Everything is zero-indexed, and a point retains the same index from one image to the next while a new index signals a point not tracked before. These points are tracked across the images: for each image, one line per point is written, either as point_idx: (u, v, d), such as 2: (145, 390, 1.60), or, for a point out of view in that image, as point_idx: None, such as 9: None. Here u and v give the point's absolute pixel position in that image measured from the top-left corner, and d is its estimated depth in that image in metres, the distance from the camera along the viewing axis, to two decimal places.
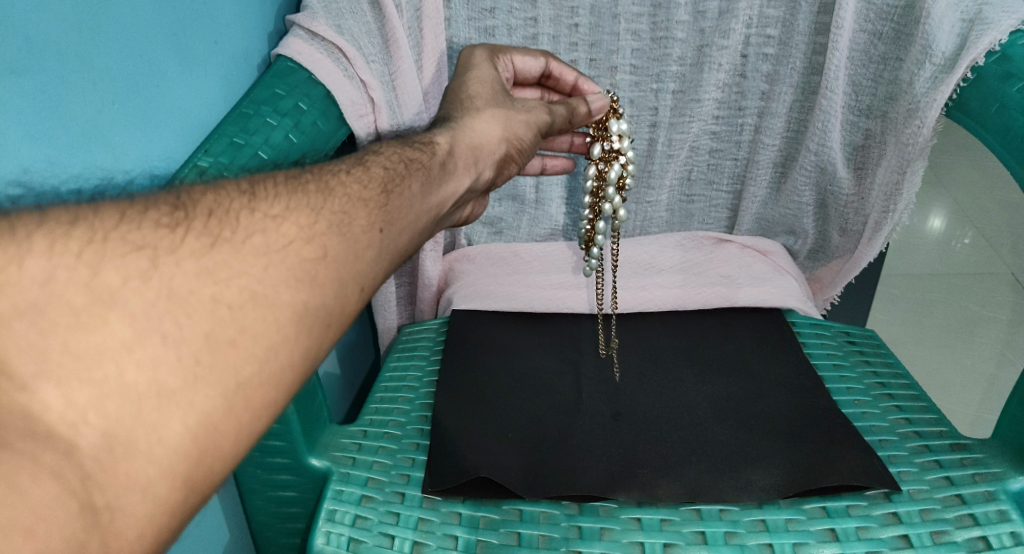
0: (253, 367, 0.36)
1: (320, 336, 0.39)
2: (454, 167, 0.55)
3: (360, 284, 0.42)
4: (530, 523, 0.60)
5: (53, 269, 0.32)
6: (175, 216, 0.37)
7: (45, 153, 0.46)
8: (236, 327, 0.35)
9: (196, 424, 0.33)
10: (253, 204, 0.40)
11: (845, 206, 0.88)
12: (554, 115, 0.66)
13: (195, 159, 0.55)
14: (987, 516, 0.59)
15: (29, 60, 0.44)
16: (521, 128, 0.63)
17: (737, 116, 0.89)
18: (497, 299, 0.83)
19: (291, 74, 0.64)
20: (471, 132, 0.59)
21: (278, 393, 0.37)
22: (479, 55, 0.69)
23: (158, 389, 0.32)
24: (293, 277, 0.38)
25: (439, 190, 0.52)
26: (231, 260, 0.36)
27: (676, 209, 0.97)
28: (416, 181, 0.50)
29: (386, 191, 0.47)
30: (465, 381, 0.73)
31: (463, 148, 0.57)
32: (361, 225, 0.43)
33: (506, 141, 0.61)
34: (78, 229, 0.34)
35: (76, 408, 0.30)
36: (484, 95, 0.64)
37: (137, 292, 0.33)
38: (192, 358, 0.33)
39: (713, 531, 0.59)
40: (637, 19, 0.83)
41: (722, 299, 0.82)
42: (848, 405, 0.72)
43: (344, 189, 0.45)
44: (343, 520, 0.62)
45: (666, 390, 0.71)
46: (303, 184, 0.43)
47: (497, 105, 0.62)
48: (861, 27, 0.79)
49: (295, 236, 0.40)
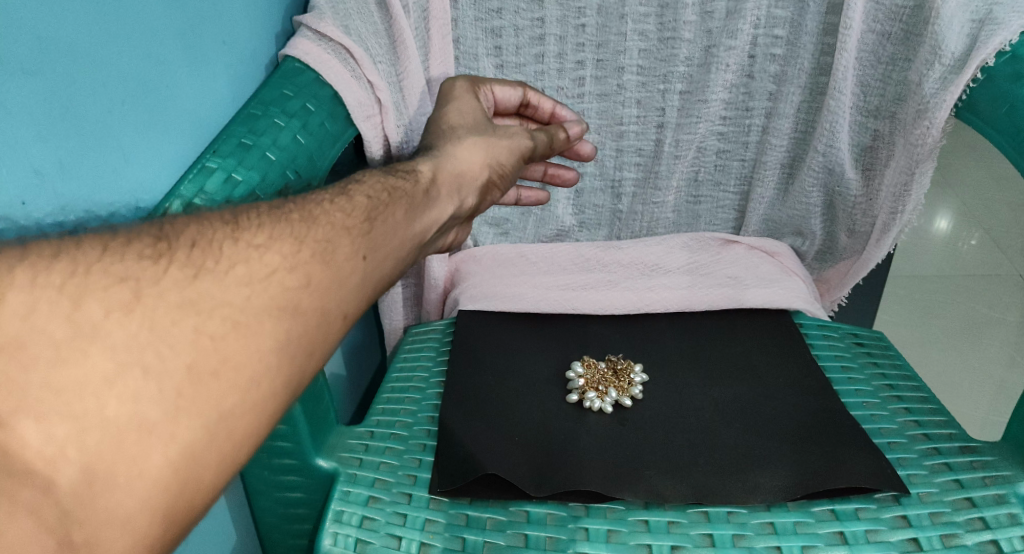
0: (236, 397, 0.36)
1: (304, 363, 0.39)
2: (437, 195, 0.55)
3: (343, 311, 0.42)
4: (538, 525, 0.60)
5: (36, 302, 0.32)
6: (157, 248, 0.37)
7: (56, 154, 0.45)
8: (219, 357, 0.35)
9: (178, 455, 0.33)
10: (237, 234, 0.40)
11: (853, 207, 0.87)
12: (536, 141, 0.67)
13: (203, 159, 0.56)
14: (998, 520, 0.59)
15: (40, 61, 0.44)
16: (503, 154, 0.63)
17: (744, 117, 0.88)
18: (503, 300, 0.83)
19: (298, 75, 0.65)
20: (458, 158, 0.59)
21: (262, 423, 0.37)
22: (461, 88, 0.69)
23: (139, 422, 0.32)
24: (276, 306, 0.38)
25: (423, 217, 0.52)
26: (214, 291, 0.37)
27: (683, 211, 0.96)
28: (400, 209, 0.50)
29: (370, 220, 0.47)
30: (472, 384, 0.73)
31: (446, 176, 0.57)
32: (344, 253, 0.43)
33: (489, 167, 0.61)
34: (60, 261, 0.34)
35: (55, 443, 0.30)
36: (465, 125, 0.64)
37: (119, 324, 0.33)
38: (174, 390, 0.34)
39: (721, 533, 0.58)
40: (644, 19, 0.83)
41: (732, 301, 0.81)
42: (857, 407, 0.71)
43: (328, 218, 0.45)
44: (350, 521, 0.62)
45: (673, 393, 0.71)
46: (287, 215, 0.44)
47: (479, 132, 0.63)
48: (870, 27, 0.78)
49: (278, 265, 0.40)
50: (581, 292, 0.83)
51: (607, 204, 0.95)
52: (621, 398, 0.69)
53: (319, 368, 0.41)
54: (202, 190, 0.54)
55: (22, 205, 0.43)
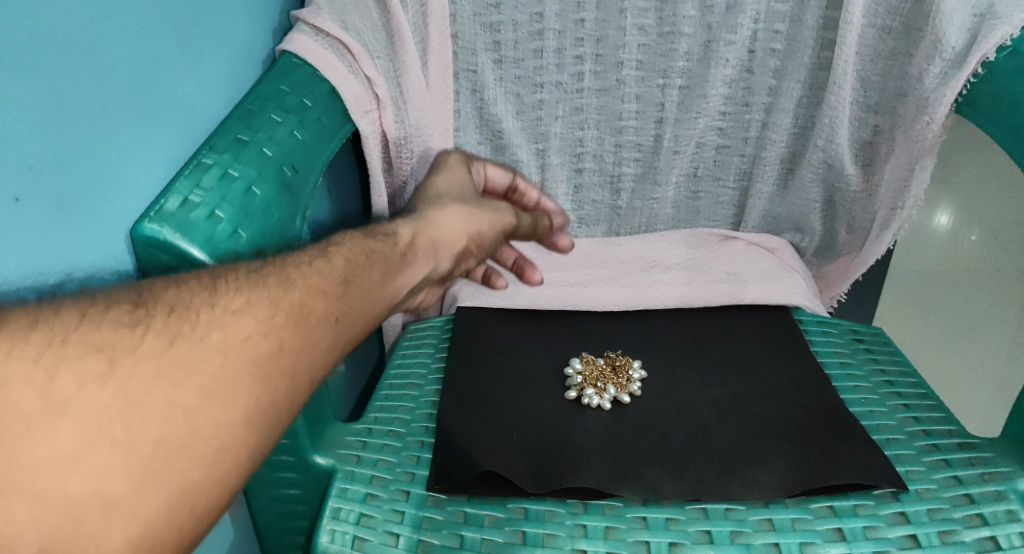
0: (199, 471, 0.39)
1: (261, 435, 0.43)
2: (413, 258, 0.61)
3: (304, 378, 0.46)
4: (535, 521, 0.60)
5: (10, 377, 0.35)
6: (136, 314, 0.41)
7: (49, 150, 0.45)
8: (187, 431, 0.39)
9: (136, 530, 0.36)
10: (213, 299, 0.44)
11: (853, 203, 0.87)
12: (521, 221, 0.76)
13: (200, 155, 0.56)
14: (996, 516, 0.59)
15: (32, 57, 0.43)
16: (482, 226, 0.69)
17: (744, 112, 0.88)
18: (501, 297, 0.83)
19: (296, 70, 0.66)
20: (435, 223, 0.65)
21: (220, 493, 0.41)
22: (455, 158, 0.75)
23: (103, 498, 0.36)
24: (243, 377, 0.42)
25: (395, 280, 0.58)
26: (188, 360, 0.40)
27: (682, 207, 0.96)
28: (374, 273, 0.55)
29: (342, 284, 0.51)
30: (470, 381, 0.73)
31: (423, 240, 0.63)
32: (315, 318, 0.48)
33: (467, 235, 0.67)
34: (39, 331, 0.37)
35: (20, 520, 0.33)
36: (450, 194, 0.70)
37: (91, 398, 0.37)
38: (140, 464, 0.37)
39: (719, 531, 0.58)
40: (644, 14, 0.82)
41: (729, 297, 0.81)
42: (855, 403, 0.71)
43: (302, 280, 0.49)
44: (348, 518, 0.62)
45: (670, 388, 0.71)
46: (262, 278, 0.47)
47: (461, 202, 0.69)
48: (871, 22, 0.78)
49: (252, 332, 0.44)
50: (578, 289, 0.83)
51: (606, 200, 0.95)
52: (619, 395, 0.69)
53: (276, 438, 0.45)
54: (199, 186, 0.54)
55: (15, 201, 0.42)
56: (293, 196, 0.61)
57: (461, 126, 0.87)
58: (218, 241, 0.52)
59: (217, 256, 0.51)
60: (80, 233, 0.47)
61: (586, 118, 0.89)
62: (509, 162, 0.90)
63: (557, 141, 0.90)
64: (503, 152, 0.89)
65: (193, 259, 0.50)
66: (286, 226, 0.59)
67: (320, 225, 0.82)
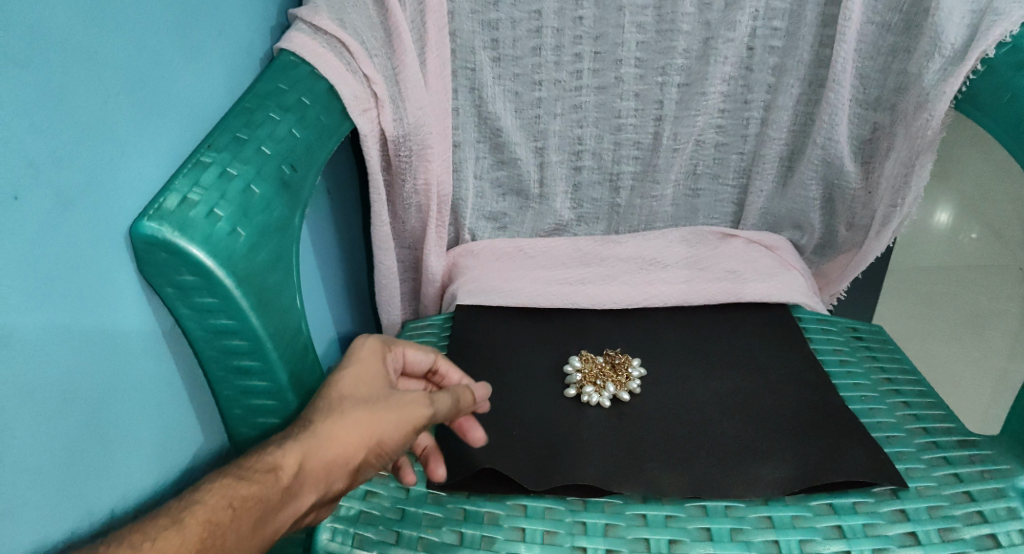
0: None
1: None
2: (298, 490, 0.49)
3: None
4: (535, 519, 0.60)
5: None
6: None
7: (50, 146, 0.45)
8: None
9: None
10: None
11: (852, 200, 0.87)
12: (459, 397, 0.58)
13: (199, 153, 0.56)
14: (996, 514, 0.59)
15: (31, 54, 0.43)
16: (390, 427, 0.52)
17: (743, 109, 0.87)
18: (501, 294, 0.82)
19: (294, 68, 0.67)
20: (328, 440, 0.51)
21: None
22: (368, 351, 0.58)
23: None
24: None
25: (272, 520, 0.48)
26: None
27: (681, 204, 0.95)
28: (248, 519, 0.46)
29: (211, 531, 0.45)
30: (468, 379, 0.72)
31: (314, 467, 0.50)
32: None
33: (368, 447, 0.51)
34: None
35: None
36: (362, 388, 0.55)
37: None
38: None
39: (718, 528, 0.58)
40: (643, 11, 0.82)
41: (729, 294, 0.81)
42: (855, 400, 0.71)
43: (183, 520, 0.45)
44: (348, 514, 0.61)
45: (669, 385, 0.71)
46: (142, 526, 0.45)
47: (362, 404, 0.53)
48: (870, 18, 0.78)
49: None
50: (577, 287, 0.83)
51: (605, 198, 0.94)
52: (618, 392, 0.69)
53: None
54: (198, 184, 0.54)
55: (14, 199, 0.42)
56: (291, 194, 0.62)
57: (460, 124, 0.87)
58: (216, 240, 0.52)
59: (216, 256, 0.52)
60: (80, 228, 0.47)
61: (585, 116, 0.88)
62: (507, 160, 0.90)
63: (556, 138, 0.90)
64: (502, 150, 0.89)
65: (193, 258, 0.51)
66: (282, 224, 0.60)
67: (318, 224, 0.82)
